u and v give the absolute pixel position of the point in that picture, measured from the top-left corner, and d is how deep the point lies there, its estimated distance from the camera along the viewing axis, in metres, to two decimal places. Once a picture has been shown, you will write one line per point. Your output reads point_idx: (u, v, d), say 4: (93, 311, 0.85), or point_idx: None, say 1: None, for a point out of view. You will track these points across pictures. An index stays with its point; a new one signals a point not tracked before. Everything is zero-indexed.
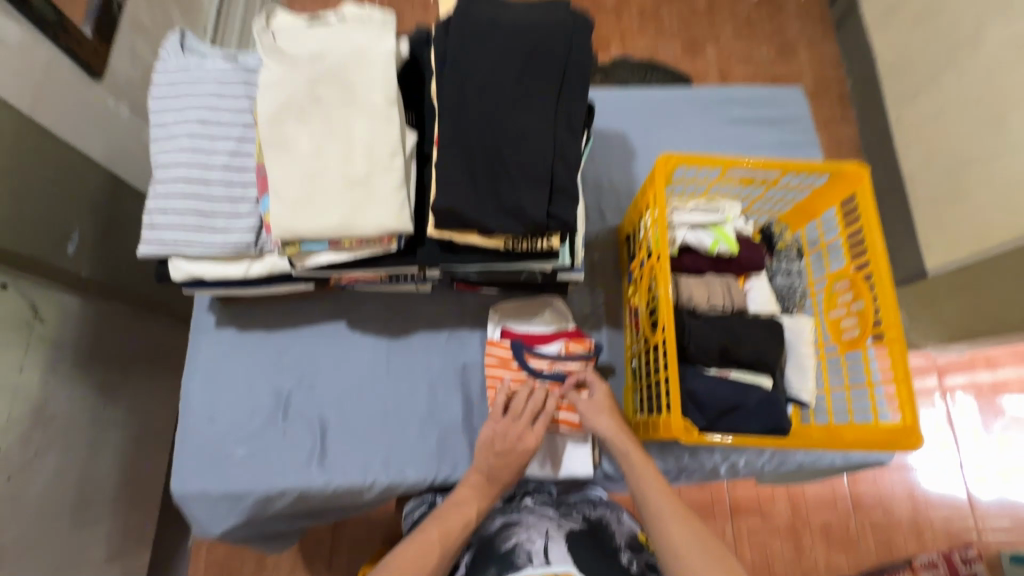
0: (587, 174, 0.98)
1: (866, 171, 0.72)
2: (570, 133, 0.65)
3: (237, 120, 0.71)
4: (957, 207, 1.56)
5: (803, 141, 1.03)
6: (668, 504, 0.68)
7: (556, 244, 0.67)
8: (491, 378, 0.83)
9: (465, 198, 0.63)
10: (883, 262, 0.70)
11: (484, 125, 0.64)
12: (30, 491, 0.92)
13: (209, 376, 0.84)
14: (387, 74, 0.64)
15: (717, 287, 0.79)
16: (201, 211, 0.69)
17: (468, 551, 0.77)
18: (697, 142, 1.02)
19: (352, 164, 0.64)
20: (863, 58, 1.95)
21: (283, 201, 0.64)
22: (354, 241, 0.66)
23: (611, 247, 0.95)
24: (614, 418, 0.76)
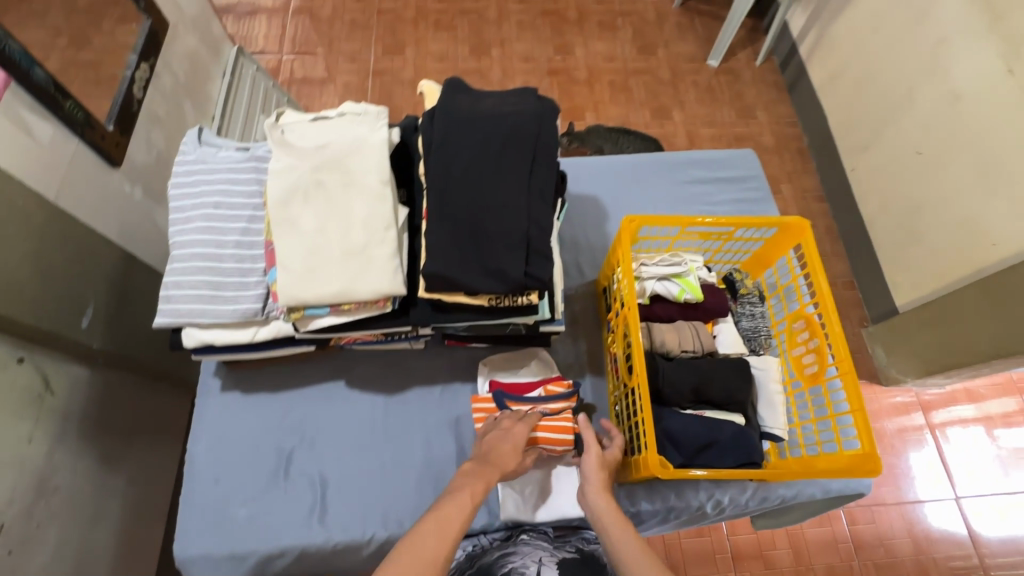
0: (565, 234, 1.08)
1: (806, 224, 0.81)
2: (543, 203, 0.75)
3: (248, 201, 0.80)
4: (915, 248, 1.67)
5: (759, 197, 1.14)
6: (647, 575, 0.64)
7: (535, 299, 0.74)
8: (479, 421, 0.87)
9: (452, 263, 0.71)
10: (829, 302, 0.78)
11: (467, 199, 0.73)
12: (30, 565, 0.93)
13: (214, 438, 0.89)
14: (381, 158, 0.73)
15: (686, 332, 0.86)
16: (213, 283, 0.76)
17: None
18: (664, 201, 1.13)
19: (351, 237, 0.72)
20: (816, 117, 2.13)
21: (289, 272, 0.71)
22: (353, 304, 0.73)
23: (590, 299, 1.03)
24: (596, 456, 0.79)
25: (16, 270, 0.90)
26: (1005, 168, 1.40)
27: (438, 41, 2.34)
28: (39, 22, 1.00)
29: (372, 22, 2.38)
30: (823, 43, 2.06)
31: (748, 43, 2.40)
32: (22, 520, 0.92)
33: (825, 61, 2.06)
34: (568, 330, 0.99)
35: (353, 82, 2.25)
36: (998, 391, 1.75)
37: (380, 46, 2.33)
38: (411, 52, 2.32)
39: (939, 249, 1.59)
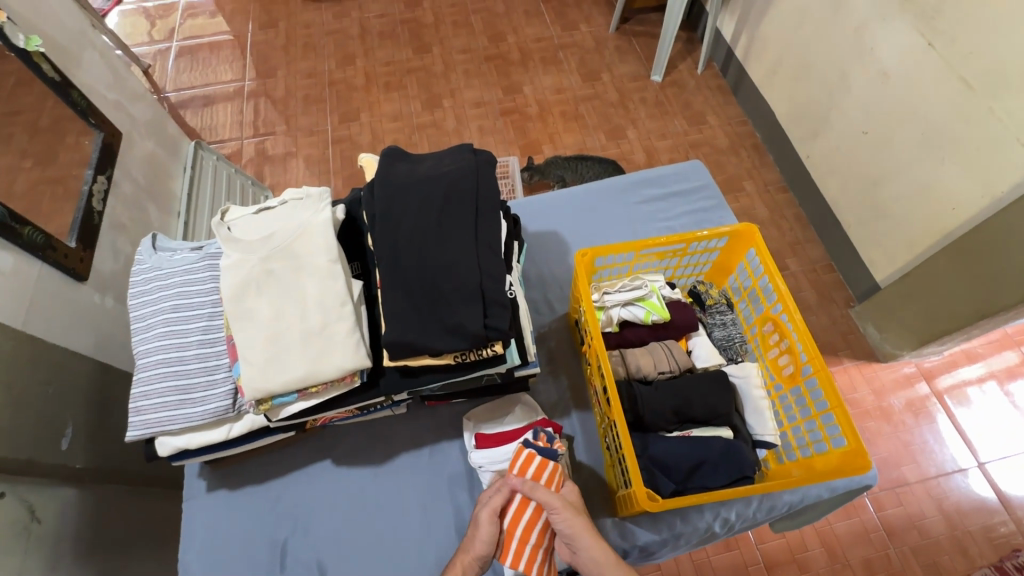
0: (530, 273, 1.09)
1: (755, 228, 0.84)
2: (492, 253, 0.76)
3: (206, 299, 0.81)
4: (883, 223, 1.69)
5: (712, 205, 1.17)
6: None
7: (500, 349, 0.74)
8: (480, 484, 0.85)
9: (411, 328, 0.71)
10: (790, 301, 0.80)
11: (417, 261, 0.73)
12: None
13: (206, 541, 0.86)
14: (327, 238, 0.74)
15: (660, 353, 0.86)
16: (180, 387, 0.76)
17: None
18: (621, 224, 1.15)
19: (309, 319, 0.72)
20: (764, 113, 2.19)
21: (253, 366, 0.71)
22: (321, 386, 0.73)
23: (564, 333, 1.03)
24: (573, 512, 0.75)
25: None
26: (947, 133, 1.43)
27: (391, 102, 2.42)
28: (8, 147, 1.12)
29: (325, 95, 2.47)
30: (755, 43, 2.14)
31: (687, 55, 2.49)
32: None
33: (761, 60, 2.13)
34: (547, 369, 0.99)
35: (314, 153, 2.30)
36: (994, 348, 1.75)
37: (336, 116, 2.40)
38: (366, 116, 2.39)
39: (905, 220, 1.60)
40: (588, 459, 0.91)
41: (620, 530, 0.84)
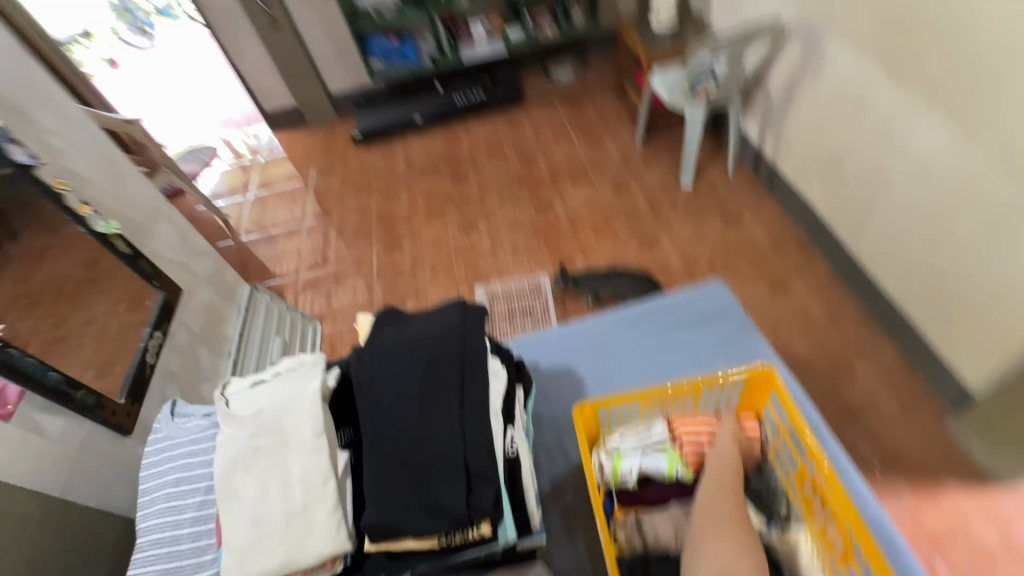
0: (542, 415, 1.03)
1: (769, 369, 0.78)
2: (478, 419, 0.72)
3: (206, 471, 0.81)
4: (960, 320, 1.50)
5: (738, 328, 1.08)
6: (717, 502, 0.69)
7: (488, 529, 0.68)
8: None
9: (390, 510, 0.67)
10: (824, 461, 0.71)
11: (398, 432, 0.71)
12: None
13: None
14: (313, 410, 0.74)
15: (682, 519, 0.75)
16: (170, 571, 0.75)
17: None
18: (639, 354, 1.08)
19: (290, 498, 0.70)
20: (803, 208, 2.11)
21: (233, 553, 0.69)
22: (300, 572, 0.69)
23: (581, 485, 0.94)
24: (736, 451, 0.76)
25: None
26: (1013, 225, 1.30)
27: (432, 229, 2.59)
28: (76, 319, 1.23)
29: (373, 227, 2.69)
30: (781, 144, 2.13)
31: (715, 157, 2.52)
32: None
33: (789, 158, 2.11)
34: (562, 529, 0.89)
35: (361, 282, 2.45)
36: None
37: (382, 246, 2.59)
38: (408, 244, 2.55)
39: (987, 318, 1.41)
40: None
41: None
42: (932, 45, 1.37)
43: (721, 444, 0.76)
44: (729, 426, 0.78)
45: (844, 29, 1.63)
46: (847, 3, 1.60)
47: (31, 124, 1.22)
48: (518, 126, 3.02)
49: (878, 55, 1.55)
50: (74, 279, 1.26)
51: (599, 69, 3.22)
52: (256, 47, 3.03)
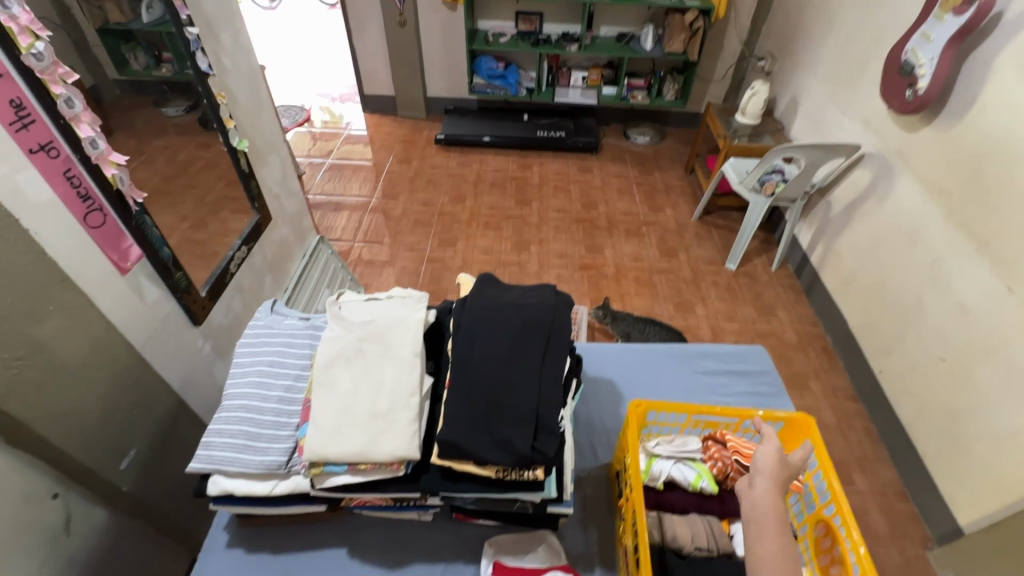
0: (580, 414, 1.12)
1: (811, 418, 0.87)
2: (553, 382, 0.83)
3: (299, 362, 0.93)
4: (968, 460, 1.55)
5: (770, 391, 1.18)
6: (774, 536, 0.65)
7: (540, 475, 0.77)
8: None
9: (464, 432, 0.77)
10: (844, 504, 0.77)
11: (484, 371, 0.82)
12: None
13: None
14: (415, 335, 0.86)
15: (701, 528, 0.82)
16: (249, 433, 0.84)
17: None
18: (679, 388, 1.18)
19: (378, 400, 0.81)
20: (835, 319, 2.22)
21: (319, 430, 0.79)
22: (369, 464, 0.78)
23: (602, 483, 1.02)
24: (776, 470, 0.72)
25: (89, 411, 1.00)
26: None
27: (486, 238, 2.74)
28: (174, 208, 1.28)
29: (433, 221, 2.85)
30: (830, 255, 2.27)
31: (763, 252, 2.67)
32: None
33: (834, 270, 2.24)
34: (579, 516, 0.97)
35: (409, 266, 2.59)
36: None
37: (436, 240, 2.74)
38: (462, 245, 2.70)
39: (992, 462, 1.48)
40: None
41: None
42: (999, 202, 1.50)
43: (758, 466, 0.72)
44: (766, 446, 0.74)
45: (919, 169, 1.79)
46: (929, 147, 1.75)
47: (214, 40, 1.37)
48: (587, 172, 3.21)
49: (944, 198, 1.68)
50: (151, 186, 1.20)
51: (674, 145, 3.44)
52: (378, 36, 3.31)
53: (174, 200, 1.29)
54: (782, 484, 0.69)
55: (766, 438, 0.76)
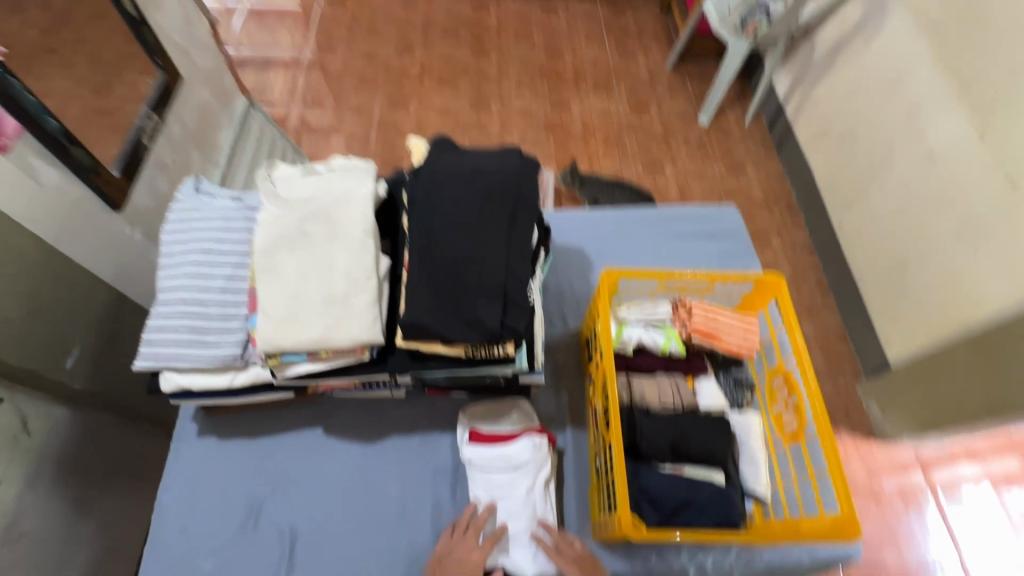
0: (549, 284, 1.09)
1: (781, 279, 0.84)
2: (521, 256, 0.77)
3: (236, 247, 0.83)
4: (906, 303, 1.66)
5: (741, 250, 1.16)
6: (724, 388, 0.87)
7: (511, 350, 0.75)
8: None
9: (429, 313, 0.73)
10: (805, 357, 0.79)
11: (447, 248, 0.75)
12: None
13: (186, 484, 0.87)
14: (365, 211, 0.77)
15: (667, 386, 0.85)
16: (195, 327, 0.78)
17: None
18: (650, 253, 1.15)
19: (332, 284, 0.74)
20: (803, 174, 2.18)
21: (271, 320, 0.73)
22: (331, 351, 0.74)
23: (573, 350, 1.03)
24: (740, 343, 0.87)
25: (9, 311, 0.90)
26: (985, 227, 1.43)
27: (440, 96, 2.46)
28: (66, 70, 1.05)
29: (378, 77, 2.51)
30: (806, 105, 2.15)
31: (737, 104, 2.51)
32: None
33: (808, 121, 2.14)
34: (550, 382, 0.99)
35: (357, 131, 2.34)
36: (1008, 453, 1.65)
37: (385, 100, 2.44)
38: (415, 105, 2.43)
39: (927, 303, 1.58)
40: (574, 472, 0.91)
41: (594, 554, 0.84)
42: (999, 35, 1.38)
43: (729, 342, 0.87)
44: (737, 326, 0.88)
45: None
46: None
47: None
48: (551, 12, 2.82)
49: (937, 34, 1.55)
50: (27, 41, 0.96)
51: None
52: None
53: (65, 62, 1.04)
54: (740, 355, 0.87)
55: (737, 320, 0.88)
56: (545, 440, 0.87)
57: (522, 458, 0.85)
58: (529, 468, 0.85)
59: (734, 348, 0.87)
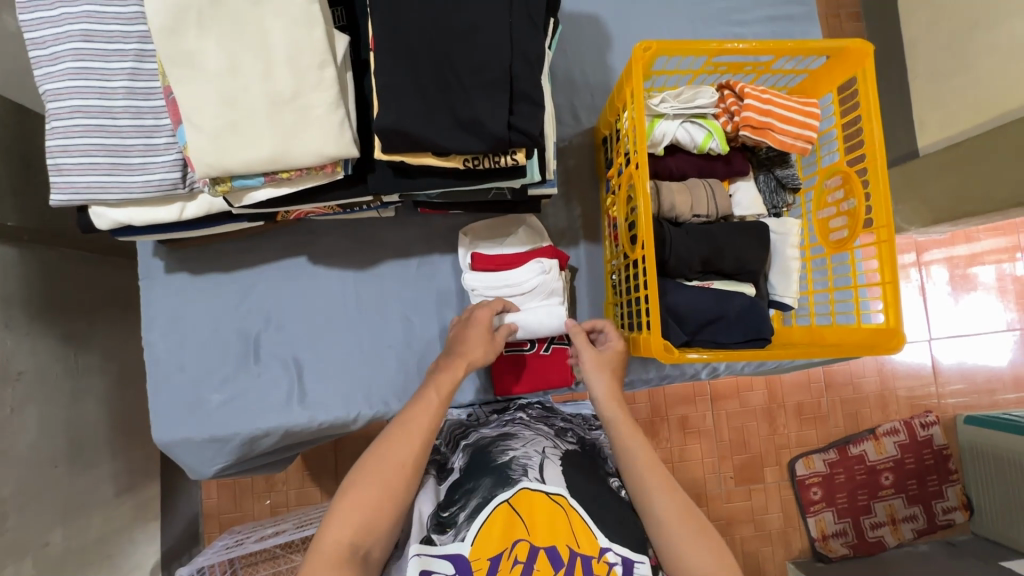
0: (557, 68, 0.86)
1: (870, 48, 0.64)
2: (530, 26, 0.56)
3: (130, 30, 0.59)
4: None
5: (799, 13, 0.91)
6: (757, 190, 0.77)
7: (522, 160, 0.60)
8: (340, 518, 0.57)
9: (411, 115, 0.55)
10: (881, 153, 0.65)
11: (426, 17, 0.54)
12: (21, 438, 0.83)
13: (169, 324, 0.80)
14: None
15: (701, 192, 0.73)
16: (111, 148, 0.60)
17: (461, 454, 0.72)
18: (683, 19, 0.89)
19: (276, 79, 0.54)
20: None
21: (202, 133, 0.55)
22: (293, 172, 0.58)
23: (586, 153, 0.87)
24: (799, 134, 0.71)
25: None
26: None
27: None
28: None
29: None
30: None
31: None
32: (12, 385, 0.82)
33: None
34: (561, 192, 0.86)
35: None
36: (996, 234, 1.53)
37: None
38: None
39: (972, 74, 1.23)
40: (587, 289, 0.85)
41: None
42: None
43: (786, 134, 0.70)
44: (798, 115, 0.70)
45: None
46: None
47: None
48: None
49: None
50: None
51: None
52: None
53: None
54: (796, 148, 0.71)
55: (798, 107, 0.70)
56: (554, 264, 0.78)
57: (530, 283, 0.76)
58: (541, 286, 0.77)
59: (788, 142, 0.71)
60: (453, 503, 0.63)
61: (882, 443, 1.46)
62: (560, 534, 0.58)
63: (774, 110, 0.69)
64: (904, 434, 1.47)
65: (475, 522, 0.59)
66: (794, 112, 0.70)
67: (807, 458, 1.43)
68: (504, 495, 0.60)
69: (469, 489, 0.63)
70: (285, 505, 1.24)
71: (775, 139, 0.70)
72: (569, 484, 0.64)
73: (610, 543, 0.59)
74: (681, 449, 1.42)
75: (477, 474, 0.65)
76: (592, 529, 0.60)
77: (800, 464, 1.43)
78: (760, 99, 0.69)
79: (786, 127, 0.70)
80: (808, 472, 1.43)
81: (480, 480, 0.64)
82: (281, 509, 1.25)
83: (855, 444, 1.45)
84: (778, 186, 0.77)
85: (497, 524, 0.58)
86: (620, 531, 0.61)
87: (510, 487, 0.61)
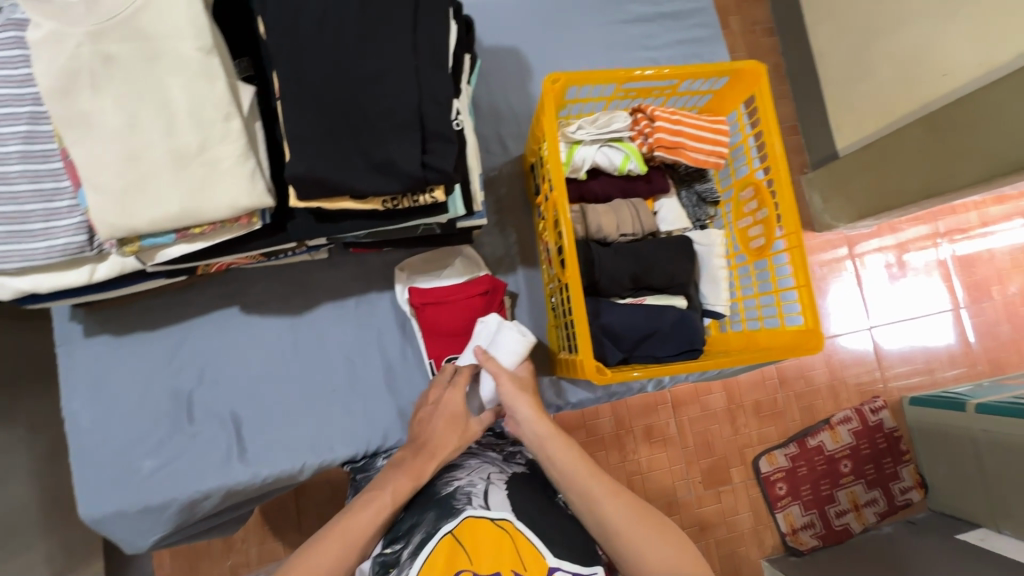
0: (480, 100, 0.88)
1: (762, 68, 0.68)
2: (436, 67, 0.57)
3: (23, 93, 0.57)
4: None
5: (706, 35, 0.96)
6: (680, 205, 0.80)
7: (441, 196, 0.60)
8: None
9: (323, 161, 0.54)
10: (783, 165, 0.70)
11: (331, 65, 0.54)
12: None
13: (93, 391, 0.75)
14: (197, 18, 0.52)
15: (626, 212, 0.75)
16: (7, 217, 0.57)
17: None
18: (599, 47, 0.93)
19: (179, 136, 0.53)
20: None
21: (104, 195, 0.53)
22: (206, 227, 0.57)
23: (517, 181, 0.89)
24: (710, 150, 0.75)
25: None
26: None
27: None
28: None
29: None
30: None
31: None
32: None
33: None
34: (495, 220, 0.87)
35: None
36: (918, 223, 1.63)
37: None
38: None
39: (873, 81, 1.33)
40: (530, 314, 0.86)
41: (557, 388, 0.85)
42: None
43: (698, 152, 0.74)
44: (706, 133, 0.74)
45: None
46: None
47: None
48: None
49: None
50: None
51: None
52: None
53: None
54: (709, 163, 0.75)
55: (706, 126, 0.74)
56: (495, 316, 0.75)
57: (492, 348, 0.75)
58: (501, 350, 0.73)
59: (702, 159, 0.74)
60: (399, 543, 0.62)
61: (837, 432, 1.51)
62: (505, 556, 0.57)
63: (684, 130, 0.73)
64: (857, 421, 1.53)
65: (418, 558, 0.58)
66: (703, 130, 0.74)
67: (770, 454, 1.47)
68: (448, 527, 0.59)
69: (413, 525, 0.63)
70: (246, 565, 1.18)
71: (688, 157, 0.74)
72: (516, 506, 0.63)
73: (558, 562, 0.59)
74: (649, 460, 1.42)
75: (421, 509, 0.64)
76: (541, 550, 0.59)
77: (764, 462, 1.47)
78: (669, 120, 0.73)
79: (697, 145, 0.74)
80: (772, 468, 1.46)
81: (425, 515, 0.63)
82: (242, 570, 1.18)
83: (812, 435, 1.50)
84: (699, 199, 0.81)
85: (440, 556, 0.57)
86: (570, 546, 0.61)
87: (454, 517, 0.60)
